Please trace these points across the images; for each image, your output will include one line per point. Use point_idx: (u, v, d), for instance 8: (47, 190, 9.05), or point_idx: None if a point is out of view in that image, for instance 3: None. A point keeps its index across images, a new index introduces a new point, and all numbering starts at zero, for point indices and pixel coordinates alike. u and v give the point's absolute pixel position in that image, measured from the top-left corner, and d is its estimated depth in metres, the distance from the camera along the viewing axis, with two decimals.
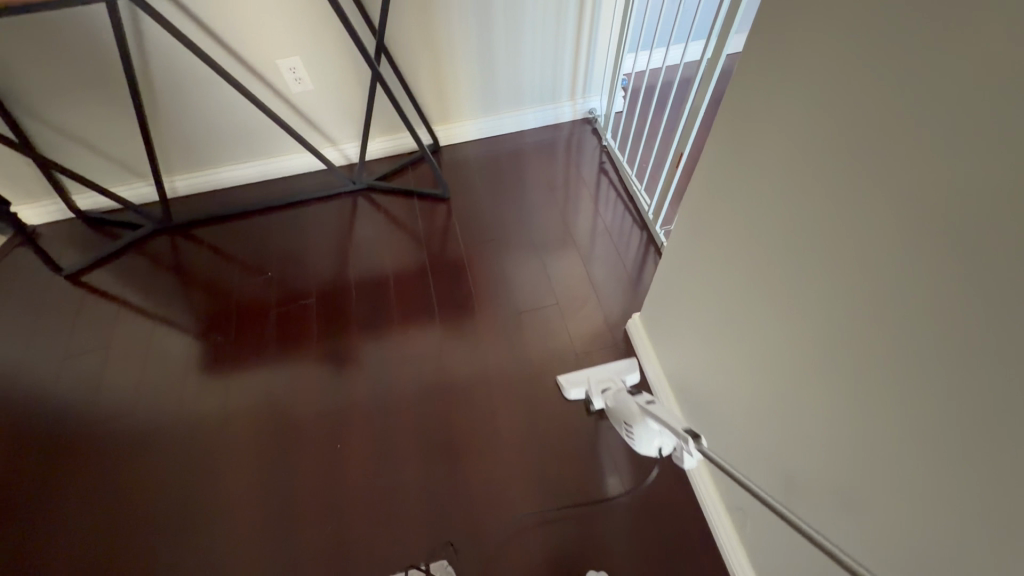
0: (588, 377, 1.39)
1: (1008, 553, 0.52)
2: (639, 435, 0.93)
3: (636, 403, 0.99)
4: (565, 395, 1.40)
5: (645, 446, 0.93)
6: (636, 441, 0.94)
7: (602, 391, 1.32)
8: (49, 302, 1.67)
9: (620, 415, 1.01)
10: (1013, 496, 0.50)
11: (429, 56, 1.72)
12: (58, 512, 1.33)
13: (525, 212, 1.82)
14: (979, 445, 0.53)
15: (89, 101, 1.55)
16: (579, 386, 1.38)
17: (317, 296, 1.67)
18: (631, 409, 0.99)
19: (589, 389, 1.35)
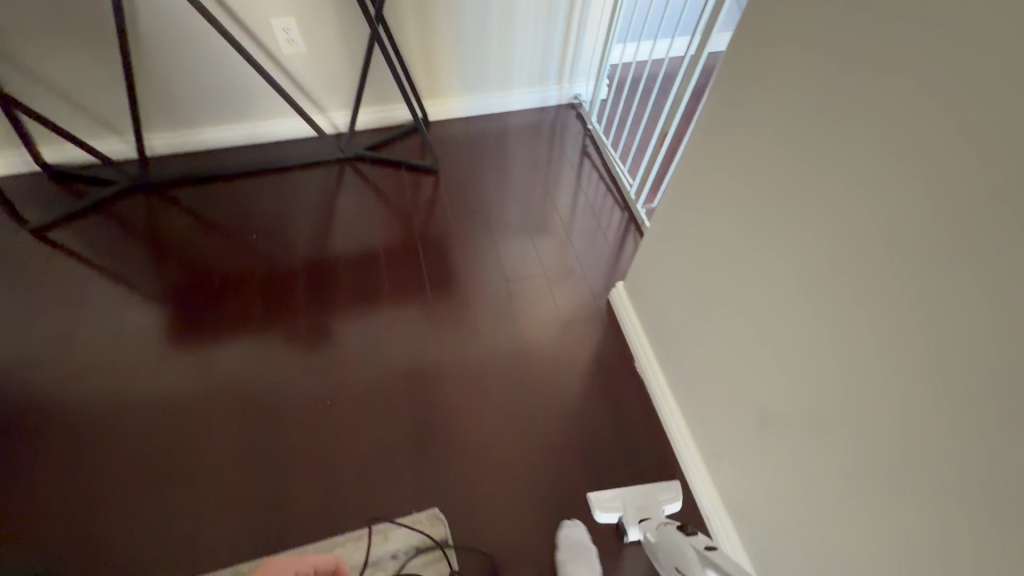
0: (624, 498, 1.21)
1: (964, 440, 0.61)
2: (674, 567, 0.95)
3: (693, 548, 0.92)
4: (594, 517, 1.22)
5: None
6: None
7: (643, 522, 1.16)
8: (14, 257, 1.59)
9: (673, 559, 0.96)
10: (970, 389, 0.59)
11: (424, 29, 1.75)
12: (26, 474, 1.26)
13: (511, 188, 1.87)
14: (942, 351, 0.62)
15: (68, 46, 1.49)
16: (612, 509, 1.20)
17: (304, 263, 1.65)
18: (688, 554, 0.92)
19: (626, 516, 1.18)
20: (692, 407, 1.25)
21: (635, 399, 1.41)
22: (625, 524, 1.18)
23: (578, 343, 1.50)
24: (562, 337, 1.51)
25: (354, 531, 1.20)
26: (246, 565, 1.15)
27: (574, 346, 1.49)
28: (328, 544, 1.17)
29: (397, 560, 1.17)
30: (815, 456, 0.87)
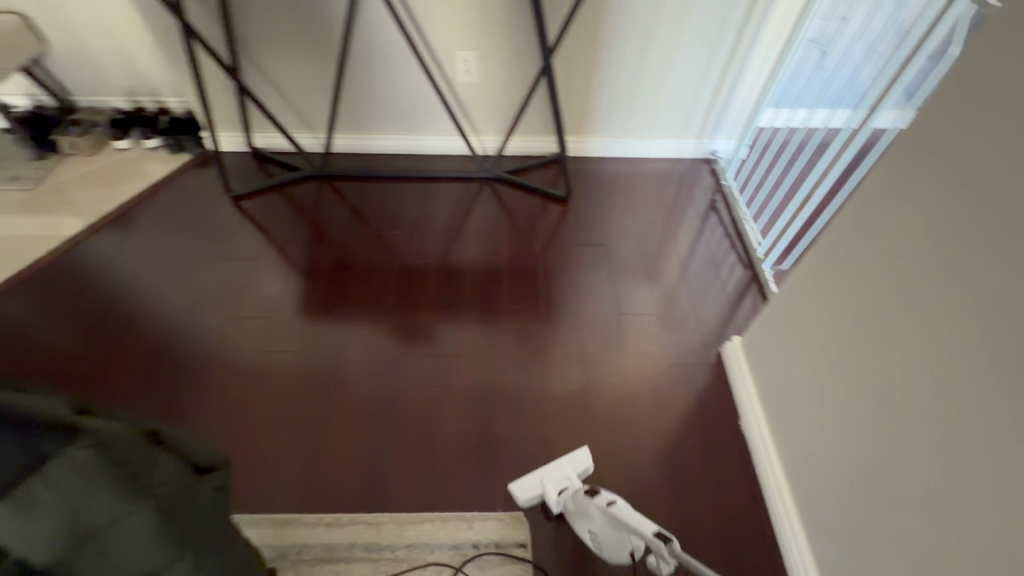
0: (542, 477, 1.27)
1: None
2: (608, 542, 1.10)
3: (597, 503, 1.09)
4: (518, 502, 1.28)
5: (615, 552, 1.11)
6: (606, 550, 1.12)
7: (558, 495, 1.23)
8: (215, 216, 1.93)
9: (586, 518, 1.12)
10: None
11: (584, 74, 1.90)
12: (187, 391, 1.48)
13: (637, 228, 1.94)
14: None
15: (295, 57, 1.82)
16: (532, 489, 1.27)
17: (437, 263, 1.83)
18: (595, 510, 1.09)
19: (546, 493, 1.24)
20: (800, 474, 1.21)
21: (733, 456, 1.37)
22: (548, 500, 1.25)
23: (680, 387, 1.50)
24: (667, 379, 1.52)
25: (443, 512, 1.27)
26: (348, 515, 1.26)
27: (676, 391, 1.49)
28: (419, 517, 1.26)
29: (476, 549, 1.22)
30: (947, 540, 0.82)
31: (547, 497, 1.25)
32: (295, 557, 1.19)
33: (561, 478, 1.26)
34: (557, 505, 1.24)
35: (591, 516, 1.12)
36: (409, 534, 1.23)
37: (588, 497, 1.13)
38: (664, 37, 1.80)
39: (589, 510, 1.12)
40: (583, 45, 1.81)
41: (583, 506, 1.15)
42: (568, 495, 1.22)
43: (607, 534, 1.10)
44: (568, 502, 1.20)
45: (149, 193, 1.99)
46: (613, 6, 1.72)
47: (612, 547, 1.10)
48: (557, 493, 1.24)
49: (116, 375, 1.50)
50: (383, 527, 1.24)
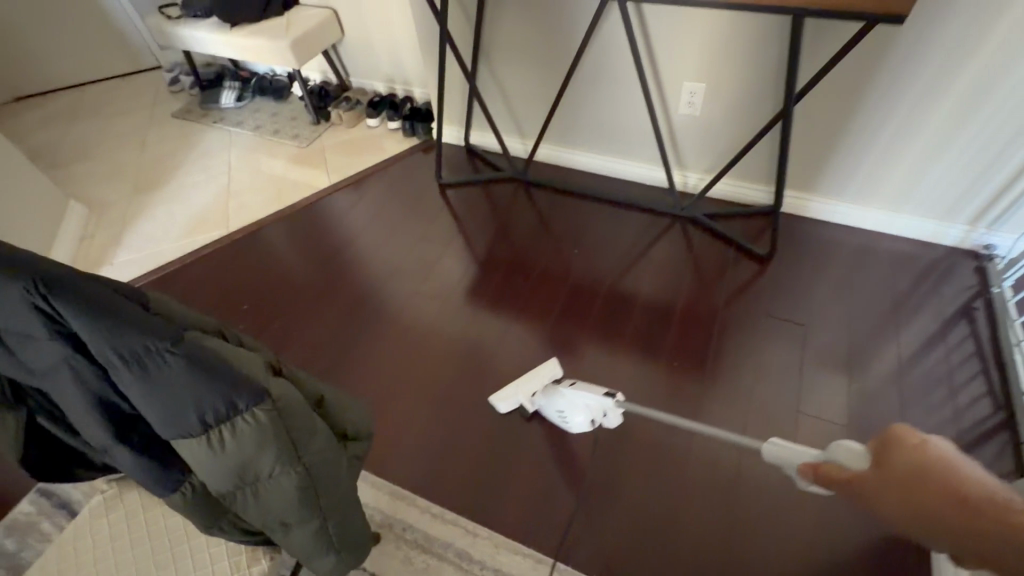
0: (517, 383, 1.50)
1: None
2: (576, 416, 1.36)
3: (562, 388, 1.39)
4: (498, 408, 1.48)
5: (578, 424, 1.38)
6: (572, 424, 1.38)
7: (533, 396, 1.45)
8: (424, 198, 2.17)
9: (553, 402, 1.39)
10: None
11: (831, 125, 1.63)
12: (362, 346, 1.69)
13: (848, 314, 1.61)
14: None
15: (526, 69, 1.92)
16: (510, 397, 1.48)
17: (606, 290, 1.77)
18: (562, 397, 1.38)
19: (522, 396, 1.46)
20: None
21: None
22: (523, 403, 1.46)
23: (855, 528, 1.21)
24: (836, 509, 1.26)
25: (539, 552, 1.24)
26: (452, 514, 1.30)
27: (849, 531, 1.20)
28: (514, 546, 1.24)
29: None
30: None
31: (522, 399, 1.47)
32: (398, 533, 1.27)
33: (530, 382, 1.49)
34: (531, 403, 1.46)
35: (555, 401, 1.39)
36: (499, 559, 1.23)
37: (553, 387, 1.41)
38: (962, 93, 1.44)
39: (554, 397, 1.40)
40: (844, 91, 1.55)
41: (550, 393, 1.41)
42: (540, 393, 1.44)
43: (573, 411, 1.36)
44: (538, 400, 1.43)
45: (380, 166, 2.32)
46: (899, 50, 1.43)
47: (577, 419, 1.37)
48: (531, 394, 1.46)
49: (318, 314, 1.80)
50: (479, 541, 1.25)
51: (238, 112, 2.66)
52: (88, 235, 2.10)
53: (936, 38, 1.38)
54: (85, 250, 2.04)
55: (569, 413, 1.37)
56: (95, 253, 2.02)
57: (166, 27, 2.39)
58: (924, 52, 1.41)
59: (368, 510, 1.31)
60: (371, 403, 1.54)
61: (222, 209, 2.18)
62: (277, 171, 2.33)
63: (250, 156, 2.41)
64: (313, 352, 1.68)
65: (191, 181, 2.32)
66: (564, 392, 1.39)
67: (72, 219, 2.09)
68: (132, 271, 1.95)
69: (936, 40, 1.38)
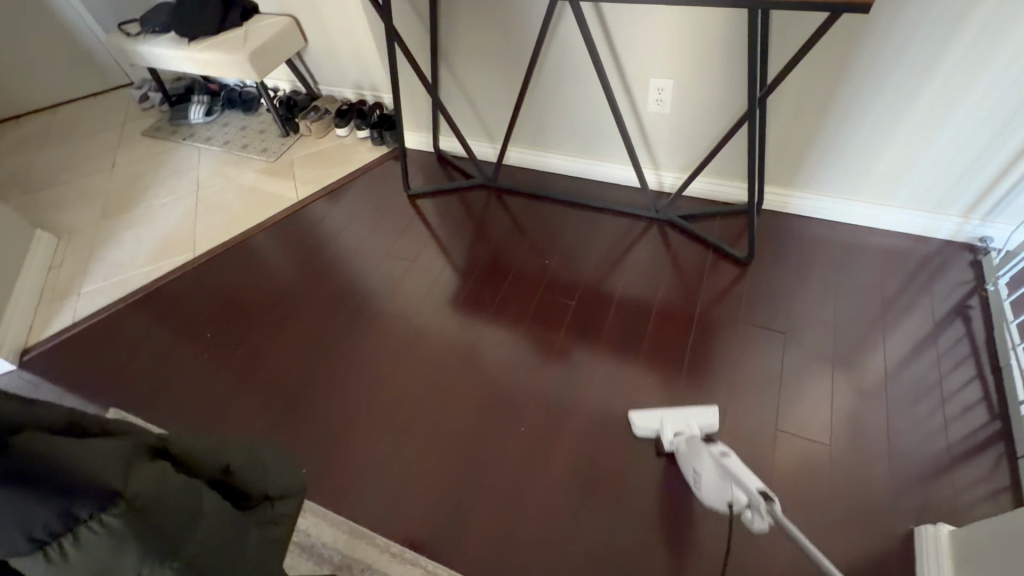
0: (662, 417, 1.35)
1: None
2: (708, 485, 1.13)
3: (710, 452, 1.12)
4: (633, 430, 1.38)
5: (713, 497, 1.13)
6: (704, 491, 1.16)
7: (675, 435, 1.29)
8: (393, 209, 2.10)
9: (694, 461, 1.17)
10: None
11: (808, 117, 1.53)
12: (326, 370, 1.63)
13: (833, 317, 1.52)
14: None
15: (487, 70, 1.83)
16: (650, 422, 1.36)
17: (579, 300, 1.70)
18: (704, 459, 1.13)
19: (660, 428, 1.32)
20: None
21: None
22: (659, 436, 1.33)
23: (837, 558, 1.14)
24: None
25: None
26: (411, 553, 1.25)
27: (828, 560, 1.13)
28: None
29: None
30: None
31: (661, 433, 1.32)
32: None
33: (682, 422, 1.32)
34: (670, 442, 1.31)
35: (698, 459, 1.17)
36: None
37: (700, 443, 1.18)
38: (948, 77, 1.33)
39: (698, 455, 1.17)
40: (821, 80, 1.45)
41: (695, 448, 1.19)
42: (683, 438, 1.27)
43: (712, 480, 1.10)
44: (681, 443, 1.26)
45: (350, 178, 2.25)
46: (877, 35, 1.32)
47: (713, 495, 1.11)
48: (674, 432, 1.30)
49: (282, 337, 1.74)
50: None
51: (208, 128, 2.61)
52: (56, 266, 2.07)
53: (915, 19, 1.27)
54: (52, 282, 2.01)
55: (706, 478, 1.14)
56: (62, 284, 1.99)
57: (126, 46, 2.33)
58: (904, 34, 1.30)
59: (326, 550, 1.27)
60: (333, 433, 1.49)
61: (189, 231, 2.13)
62: (246, 188, 2.28)
63: (219, 174, 2.36)
64: (276, 379, 1.62)
65: (159, 203, 2.27)
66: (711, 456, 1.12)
67: (39, 250, 2.06)
68: (98, 301, 1.91)
69: (915, 21, 1.27)
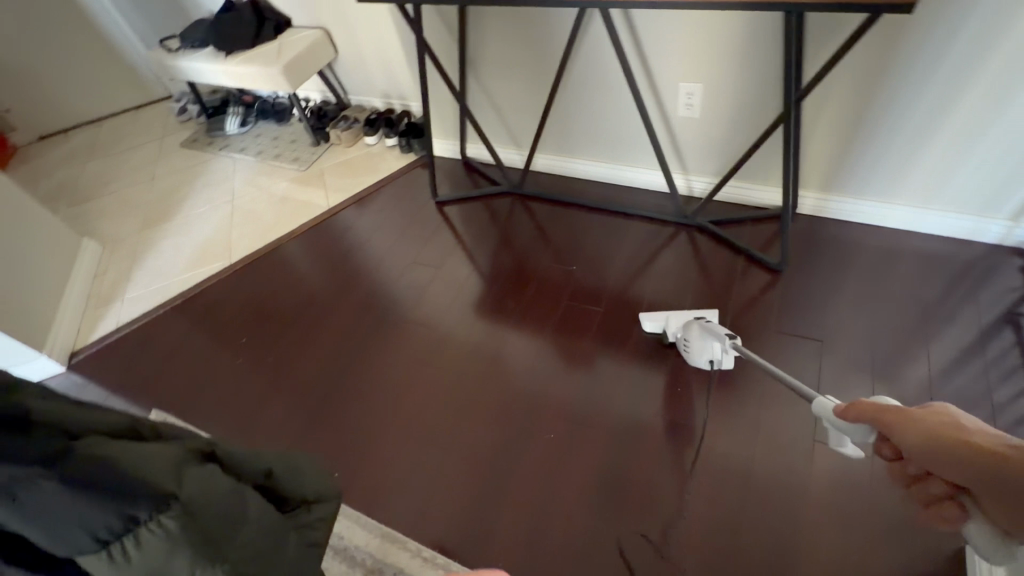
0: (667, 315, 1.56)
1: None
2: (696, 346, 1.41)
3: (699, 323, 1.44)
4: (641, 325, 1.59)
5: (699, 358, 1.42)
6: (693, 354, 1.42)
7: (676, 323, 1.52)
8: (420, 215, 2.12)
9: (684, 330, 1.46)
10: None
11: (844, 121, 1.50)
12: (355, 375, 1.66)
13: (873, 324, 1.47)
14: None
15: (514, 79, 1.84)
16: (658, 321, 1.57)
17: (606, 306, 1.69)
18: (694, 328, 1.44)
19: (665, 322, 1.54)
20: None
21: None
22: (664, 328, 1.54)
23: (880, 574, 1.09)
24: (853, 549, 1.15)
25: None
26: (442, 559, 1.25)
27: None
28: None
29: None
30: None
31: (665, 323, 1.55)
32: None
33: (682, 315, 1.53)
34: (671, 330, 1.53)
35: (691, 330, 1.43)
36: None
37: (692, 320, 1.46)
38: (997, 76, 1.28)
39: (692, 326, 1.44)
40: (859, 81, 1.41)
41: (688, 325, 1.46)
42: (680, 323, 1.51)
43: (700, 342, 1.40)
44: (680, 327, 1.49)
45: (378, 185, 2.29)
46: (920, 35, 1.28)
47: (699, 356, 1.41)
48: (676, 322, 1.52)
49: (314, 342, 1.77)
50: None
51: (243, 138, 2.69)
52: (102, 273, 2.16)
53: (959, 18, 1.23)
54: (98, 288, 2.10)
55: (699, 343, 1.41)
56: (106, 291, 2.08)
57: (167, 61, 2.43)
58: (947, 35, 1.26)
59: (359, 554, 1.28)
60: (364, 437, 1.51)
61: (225, 238, 2.20)
62: (278, 196, 2.34)
63: (253, 183, 2.43)
64: (309, 383, 1.66)
65: (197, 212, 2.35)
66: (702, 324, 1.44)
67: (85, 258, 2.15)
68: (140, 307, 1.99)
69: (959, 20, 1.23)
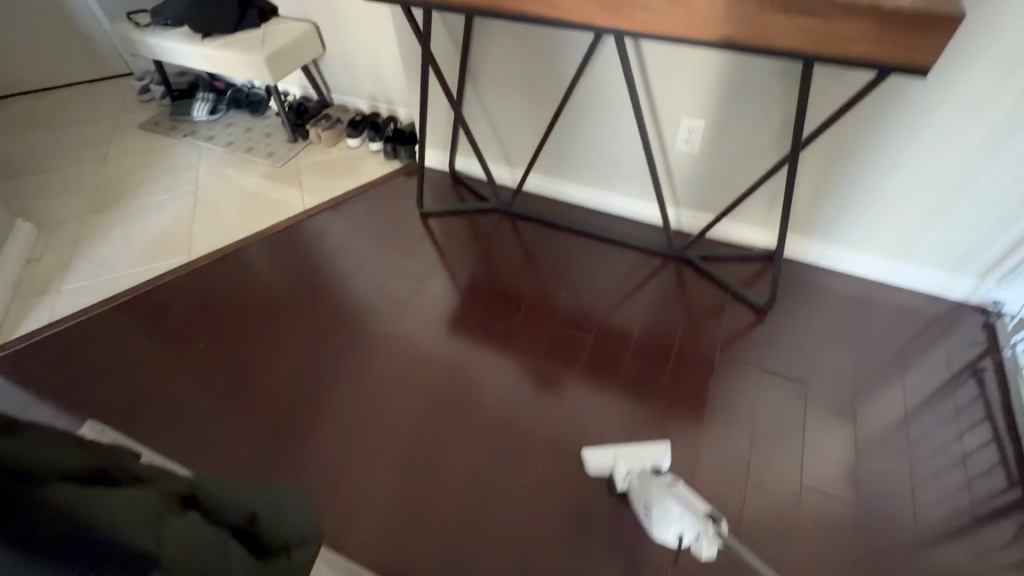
0: (616, 453, 1.33)
1: None
2: (658, 512, 1.12)
3: (661, 483, 1.18)
4: (588, 468, 1.34)
5: (663, 531, 1.11)
6: (655, 524, 1.12)
7: (628, 470, 1.28)
8: (403, 225, 2.03)
9: (643, 492, 1.20)
10: None
11: (836, 171, 1.55)
12: (327, 391, 1.54)
13: (853, 371, 1.51)
14: None
15: (514, 97, 1.81)
16: (605, 460, 1.33)
17: (595, 334, 1.65)
18: (655, 489, 1.17)
19: (615, 466, 1.30)
20: None
21: None
22: (615, 475, 1.29)
23: None
24: None
25: None
26: None
27: None
28: None
29: None
30: None
31: (615, 470, 1.29)
32: None
33: (635, 460, 1.30)
34: (623, 479, 1.28)
35: (650, 490, 1.17)
36: None
37: (651, 476, 1.21)
38: (978, 145, 1.37)
39: (651, 485, 1.18)
40: (853, 135, 1.46)
41: (647, 480, 1.21)
42: (634, 473, 1.26)
43: (661, 507, 1.12)
44: (635, 479, 1.25)
45: (359, 190, 2.18)
46: (912, 99, 1.35)
47: (665, 529, 1.10)
48: (627, 469, 1.28)
49: (281, 354, 1.64)
50: None
51: (212, 126, 2.52)
52: (35, 259, 1.93)
53: (950, 88, 1.31)
54: (29, 276, 1.87)
55: (658, 509, 1.13)
56: (40, 279, 1.86)
57: (134, 36, 2.24)
58: (938, 103, 1.34)
59: None
60: (334, 462, 1.39)
61: (185, 232, 2.03)
62: (248, 192, 2.19)
63: (220, 175, 2.26)
64: (273, 398, 1.52)
65: (154, 200, 2.15)
66: (663, 485, 1.17)
67: (17, 240, 1.92)
68: (80, 300, 1.79)
69: (949, 90, 1.31)
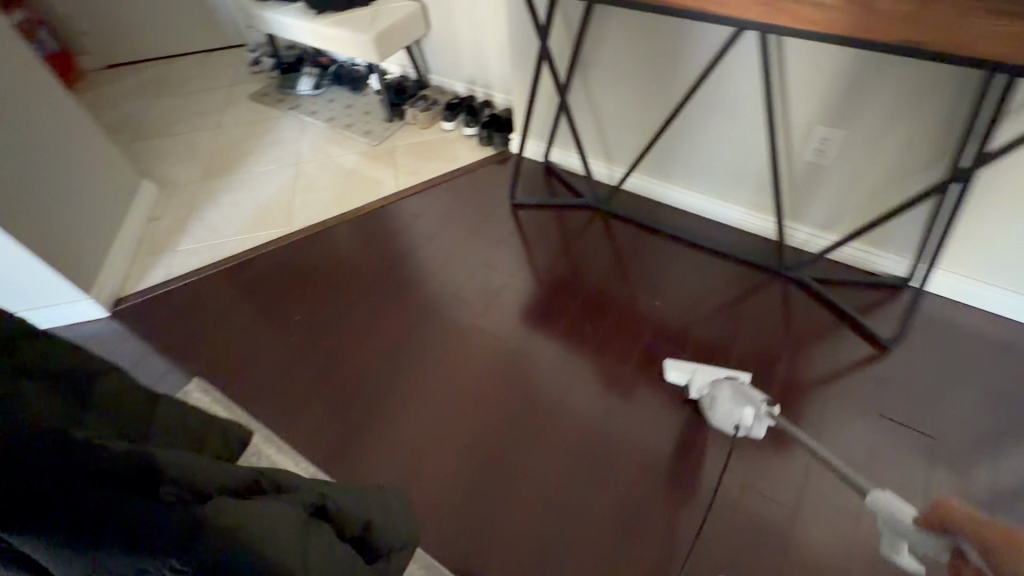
0: (694, 368, 1.44)
1: None
2: (725, 408, 1.30)
3: (729, 384, 1.33)
4: (664, 373, 1.48)
5: (724, 418, 1.32)
6: (718, 413, 1.32)
7: (702, 380, 1.40)
8: (494, 215, 2.00)
9: (711, 390, 1.34)
10: None
11: (1002, 198, 1.34)
12: (412, 377, 1.55)
13: (994, 427, 1.32)
14: None
15: (625, 90, 1.71)
16: (682, 371, 1.45)
17: (690, 349, 1.55)
18: (724, 390, 1.32)
19: (690, 375, 1.42)
20: None
21: None
22: (688, 382, 1.42)
23: None
24: None
25: None
26: None
27: None
28: None
29: None
30: None
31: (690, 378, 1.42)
32: None
33: (712, 372, 1.41)
34: (696, 388, 1.40)
35: (720, 389, 1.32)
36: None
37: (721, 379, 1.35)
38: None
39: (721, 386, 1.33)
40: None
41: (717, 383, 1.35)
42: (706, 380, 1.39)
43: (727, 403, 1.30)
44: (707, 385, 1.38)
45: (451, 174, 2.17)
46: None
47: (727, 419, 1.31)
48: (703, 380, 1.40)
49: (370, 334, 1.67)
50: None
51: (315, 101, 2.59)
52: (156, 218, 2.08)
53: None
54: (150, 235, 2.02)
55: (724, 403, 1.30)
56: (159, 238, 2.00)
57: (254, 10, 2.33)
58: None
59: None
60: (416, 449, 1.40)
61: (286, 204, 2.11)
62: (345, 168, 2.24)
63: (320, 149, 2.33)
64: (361, 378, 1.56)
65: (260, 170, 2.26)
66: (731, 384, 1.32)
67: (142, 200, 2.08)
68: (192, 261, 1.91)
69: None
